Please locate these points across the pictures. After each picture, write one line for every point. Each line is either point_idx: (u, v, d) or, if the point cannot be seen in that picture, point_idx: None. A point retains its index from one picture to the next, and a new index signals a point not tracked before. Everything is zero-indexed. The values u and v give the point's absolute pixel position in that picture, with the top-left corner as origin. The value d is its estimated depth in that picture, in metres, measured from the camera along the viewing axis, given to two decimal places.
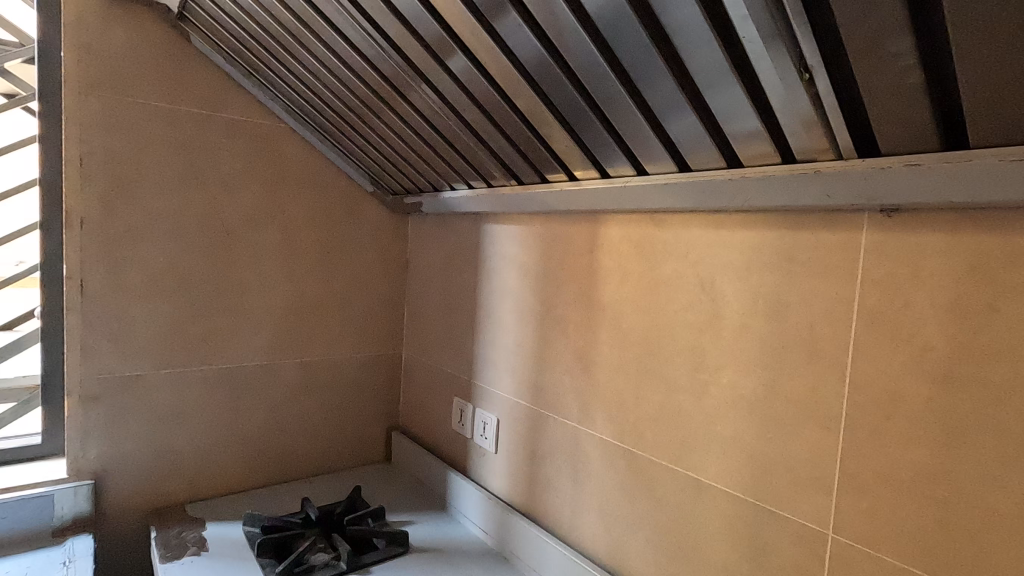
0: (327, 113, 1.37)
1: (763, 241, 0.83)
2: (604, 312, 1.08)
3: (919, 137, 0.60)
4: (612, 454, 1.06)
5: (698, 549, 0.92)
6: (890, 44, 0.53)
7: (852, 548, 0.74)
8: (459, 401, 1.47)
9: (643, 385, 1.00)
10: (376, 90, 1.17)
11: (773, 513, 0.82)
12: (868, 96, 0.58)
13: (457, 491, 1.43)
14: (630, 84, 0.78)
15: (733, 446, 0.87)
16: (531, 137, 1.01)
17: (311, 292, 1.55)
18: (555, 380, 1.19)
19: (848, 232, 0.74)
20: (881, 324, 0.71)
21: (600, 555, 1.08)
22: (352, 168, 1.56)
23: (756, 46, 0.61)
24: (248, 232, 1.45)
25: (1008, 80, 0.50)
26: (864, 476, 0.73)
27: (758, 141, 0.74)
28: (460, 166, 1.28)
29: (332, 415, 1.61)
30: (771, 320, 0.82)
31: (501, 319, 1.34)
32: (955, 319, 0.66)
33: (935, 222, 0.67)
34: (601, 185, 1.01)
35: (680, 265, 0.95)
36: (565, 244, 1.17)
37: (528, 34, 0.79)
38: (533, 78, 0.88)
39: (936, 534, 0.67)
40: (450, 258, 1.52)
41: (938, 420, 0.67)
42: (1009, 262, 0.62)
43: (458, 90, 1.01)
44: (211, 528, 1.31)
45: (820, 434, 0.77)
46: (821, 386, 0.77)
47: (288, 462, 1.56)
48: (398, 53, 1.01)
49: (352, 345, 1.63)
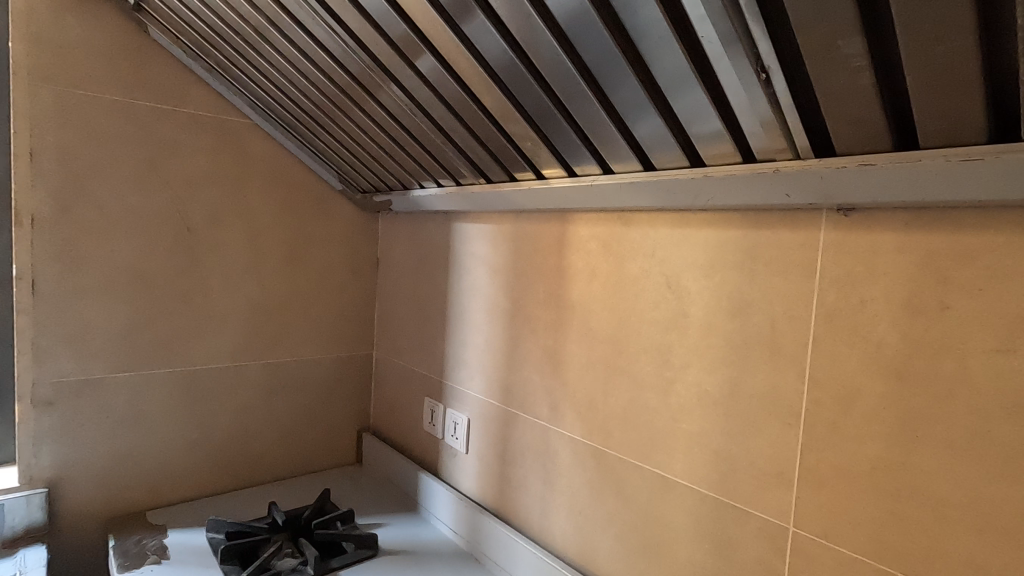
0: (293, 110, 1.35)
1: (726, 240, 0.84)
2: (573, 311, 1.08)
3: (872, 137, 0.61)
4: (581, 453, 1.06)
5: (665, 545, 0.92)
6: (843, 45, 0.54)
7: (812, 542, 0.75)
8: (430, 401, 1.46)
9: (611, 383, 1.01)
10: (344, 88, 1.15)
11: (737, 508, 0.83)
12: (823, 97, 0.59)
13: (428, 493, 1.42)
14: (594, 83, 0.78)
15: (698, 442, 0.88)
16: (499, 137, 1.01)
17: (278, 292, 1.52)
18: (525, 379, 1.18)
19: (808, 231, 0.76)
20: (839, 321, 0.73)
21: (570, 553, 1.08)
22: (319, 166, 1.54)
23: (715, 46, 0.61)
24: (211, 231, 1.41)
25: (955, 80, 0.51)
26: (824, 470, 0.74)
27: (719, 141, 0.75)
28: (430, 164, 1.27)
29: (300, 418, 1.58)
30: (734, 318, 0.83)
31: (471, 318, 1.33)
32: (908, 315, 0.67)
33: (889, 221, 0.69)
34: (568, 184, 1.00)
35: (647, 264, 0.95)
36: (534, 242, 1.17)
37: (494, 34, 0.79)
38: (500, 78, 0.87)
39: (891, 527, 0.68)
40: (421, 256, 1.51)
41: (894, 415, 0.68)
42: (957, 261, 0.64)
43: (427, 90, 1.00)
44: (173, 535, 1.27)
45: (782, 430, 0.78)
46: (782, 382, 0.78)
47: (255, 465, 1.52)
48: (365, 51, 1.00)
49: (321, 345, 1.60)
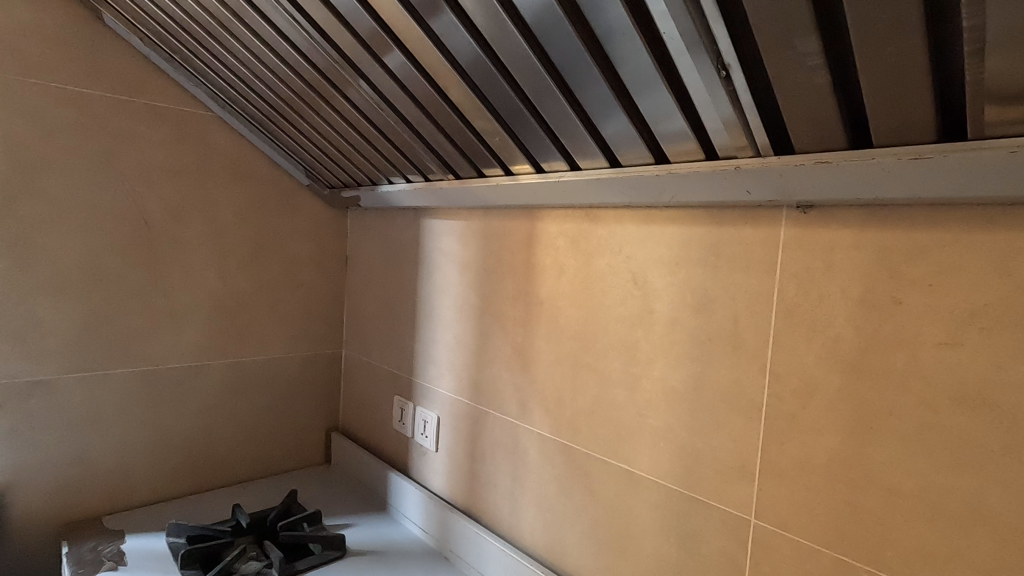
0: (257, 104, 1.31)
1: (690, 236, 0.85)
2: (542, 307, 1.07)
3: (829, 135, 0.62)
4: (550, 450, 1.06)
5: (632, 539, 0.93)
6: (799, 43, 0.54)
7: (771, 533, 0.76)
8: (399, 400, 1.45)
9: (579, 379, 1.01)
10: (311, 83, 1.13)
11: (701, 502, 0.84)
12: (781, 95, 0.60)
13: (398, 492, 1.40)
14: (559, 78, 0.77)
15: (664, 437, 0.89)
16: (468, 134, 1.00)
17: (242, 289, 1.48)
18: (494, 376, 1.18)
19: (769, 227, 0.77)
20: (798, 316, 0.74)
21: (539, 549, 1.09)
22: (285, 160, 1.50)
23: (676, 43, 0.61)
24: (171, 226, 1.36)
25: (906, 79, 0.52)
26: (783, 463, 0.75)
27: (683, 138, 0.75)
28: (398, 160, 1.25)
29: (266, 418, 1.55)
30: (698, 313, 0.84)
31: (441, 315, 1.32)
32: (863, 310, 0.69)
33: (845, 218, 0.70)
34: (535, 180, 1.00)
35: (614, 261, 0.95)
36: (503, 239, 1.16)
37: (462, 31, 0.78)
38: (468, 75, 0.87)
39: (847, 517, 0.70)
40: (390, 253, 1.49)
41: (849, 407, 0.70)
42: (909, 257, 0.65)
43: (395, 86, 0.98)
44: (131, 540, 1.23)
45: (744, 424, 0.79)
46: (744, 376, 0.79)
47: (219, 467, 1.49)
48: (332, 45, 0.98)
49: (288, 344, 1.57)
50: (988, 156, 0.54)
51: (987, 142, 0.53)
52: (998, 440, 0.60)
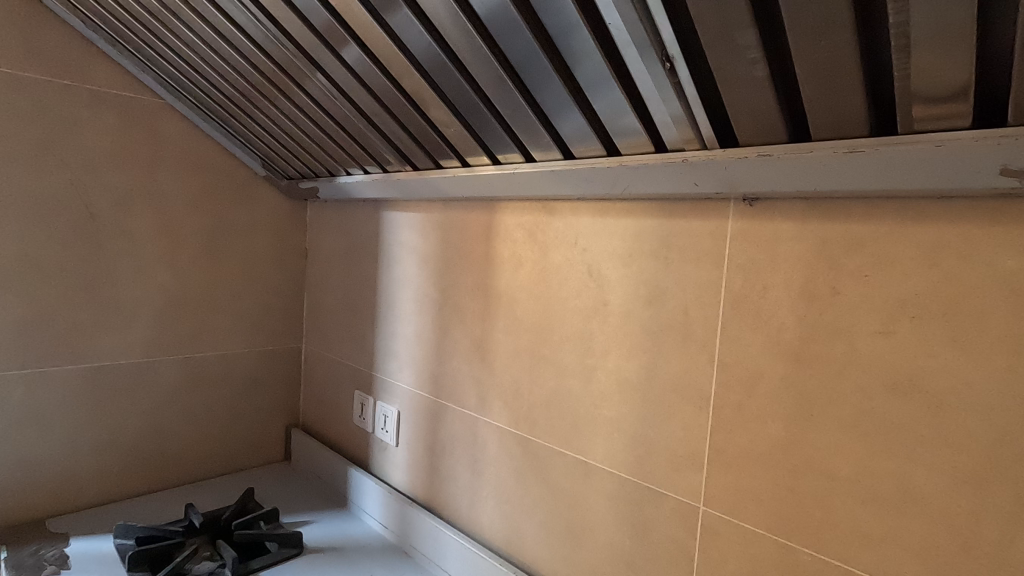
0: (211, 93, 1.27)
1: (643, 228, 0.86)
2: (500, 299, 1.07)
3: (771, 128, 0.63)
4: (508, 443, 1.06)
5: (586, 529, 0.94)
6: (739, 36, 0.55)
7: (719, 519, 0.78)
8: (360, 394, 1.43)
9: (537, 371, 1.01)
10: (267, 75, 1.10)
11: (653, 491, 0.85)
12: (723, 88, 0.60)
13: (358, 488, 1.38)
14: (511, 69, 0.76)
15: (617, 427, 0.89)
16: (426, 127, 0.99)
17: (195, 283, 1.44)
18: (454, 370, 1.17)
19: (717, 219, 0.78)
20: (744, 307, 0.75)
21: (497, 542, 1.09)
22: (241, 150, 1.46)
23: (622, 34, 0.61)
24: (119, 217, 1.31)
25: (838, 73, 0.53)
26: (731, 451, 0.77)
27: (632, 131, 0.75)
28: (357, 152, 1.23)
29: (223, 415, 1.51)
30: (649, 305, 0.85)
31: (401, 308, 1.30)
32: (805, 300, 0.70)
33: (788, 210, 0.72)
34: (492, 172, 0.99)
35: (570, 253, 0.96)
36: (462, 231, 1.15)
37: (416, 24, 0.77)
38: (424, 68, 0.85)
39: (789, 501, 0.72)
40: (350, 246, 1.46)
41: (792, 395, 0.71)
42: (847, 248, 0.67)
43: (352, 79, 0.97)
44: (76, 543, 1.19)
45: (693, 413, 0.80)
46: (694, 367, 0.80)
47: (172, 466, 1.44)
48: (287, 37, 0.95)
49: (244, 339, 1.53)
50: (917, 150, 0.55)
51: (915, 136, 0.55)
52: (926, 424, 0.62)
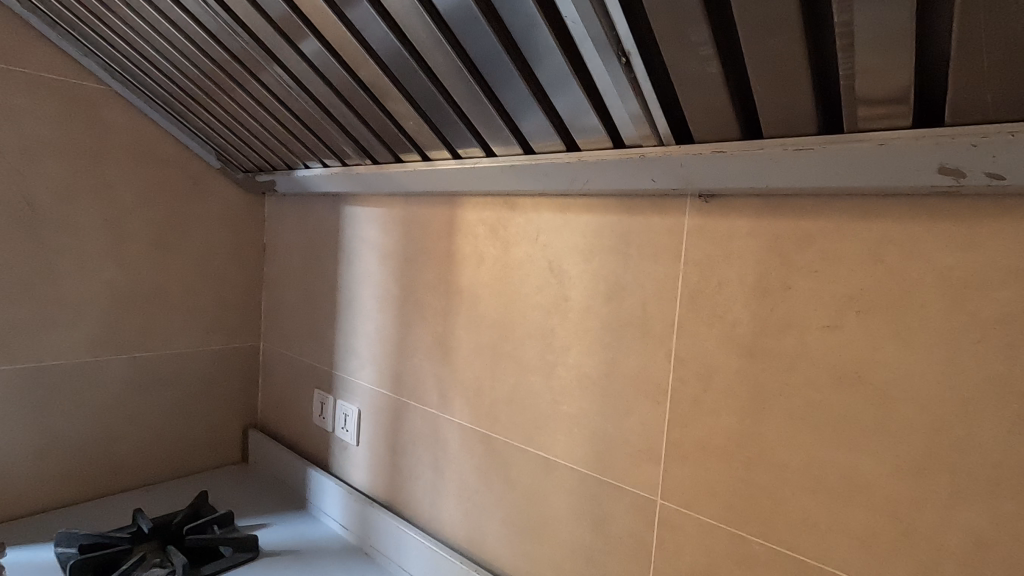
0: (162, 82, 1.22)
1: (603, 224, 0.86)
2: (462, 295, 1.06)
3: (725, 125, 0.64)
4: (469, 440, 1.05)
5: (547, 525, 0.94)
6: (692, 33, 0.55)
7: (675, 512, 0.79)
8: (320, 393, 1.39)
9: (498, 368, 1.00)
10: (222, 65, 1.06)
11: (612, 485, 0.86)
12: (679, 84, 0.61)
13: (318, 489, 1.35)
14: (470, 63, 0.75)
15: (578, 422, 0.90)
16: (387, 121, 0.97)
17: (145, 279, 1.38)
18: (416, 367, 1.16)
19: (674, 215, 0.79)
20: (699, 302, 0.76)
21: (459, 539, 1.08)
22: (194, 142, 1.40)
23: (578, 27, 0.61)
24: (61, 209, 1.25)
25: (787, 71, 0.54)
26: (687, 444, 0.78)
27: (591, 126, 0.75)
28: (315, 145, 1.19)
29: (175, 417, 1.46)
30: (609, 300, 0.85)
31: (362, 304, 1.28)
32: (758, 295, 0.72)
33: (742, 207, 0.73)
34: (452, 166, 0.97)
35: (531, 248, 0.95)
36: (424, 226, 1.13)
37: (375, 17, 0.75)
38: (383, 62, 0.84)
39: (742, 493, 0.73)
40: (309, 242, 1.43)
41: (745, 389, 0.73)
42: (798, 244, 0.68)
43: (310, 72, 0.94)
44: (14, 553, 1.12)
45: (651, 408, 0.81)
46: (651, 362, 0.81)
47: (121, 470, 1.39)
48: (242, 27, 0.92)
49: (198, 337, 1.48)
50: (862, 148, 0.56)
51: (860, 134, 0.56)
52: (870, 415, 0.64)
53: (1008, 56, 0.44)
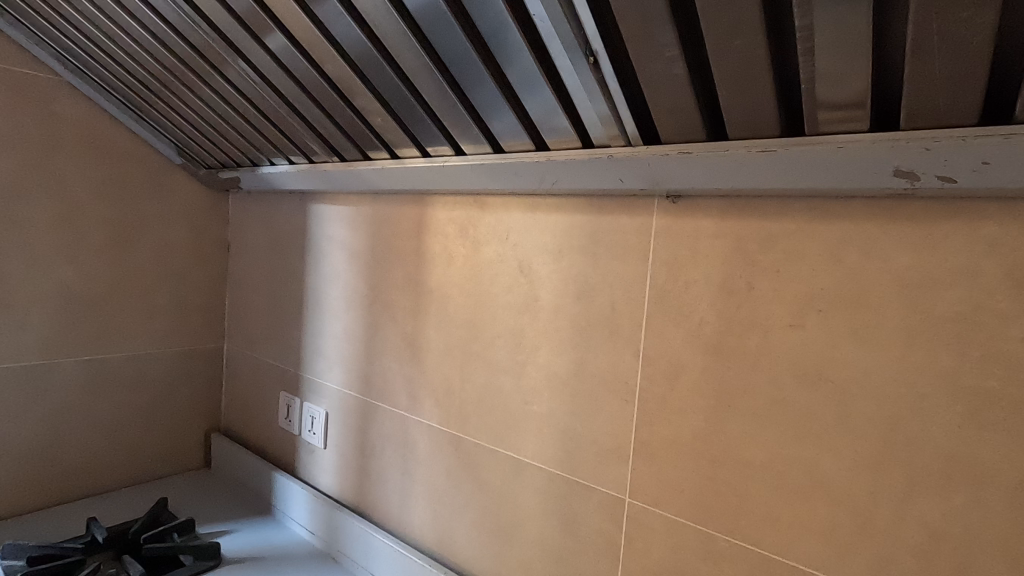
0: (120, 75, 1.17)
1: (572, 224, 0.86)
2: (432, 295, 1.05)
3: (691, 127, 0.65)
4: (439, 441, 1.04)
5: (516, 525, 0.93)
6: (659, 34, 0.55)
7: (643, 510, 0.79)
8: (286, 396, 1.36)
9: (467, 368, 1.00)
10: (183, 59, 1.03)
11: (581, 485, 0.86)
12: (646, 85, 0.61)
13: (283, 493, 1.32)
14: (438, 61, 0.74)
15: (547, 422, 0.89)
16: (355, 119, 0.95)
17: (100, 279, 1.33)
18: (384, 368, 1.14)
19: (642, 216, 0.79)
20: (667, 302, 0.77)
21: (428, 542, 1.06)
22: (154, 137, 1.35)
23: (546, 26, 0.60)
24: (8, 205, 1.19)
25: (751, 73, 0.55)
26: (655, 443, 0.78)
27: (559, 126, 0.75)
28: (281, 142, 1.17)
29: (133, 421, 1.41)
30: (578, 300, 0.85)
31: (329, 304, 1.25)
32: (723, 295, 0.72)
33: (708, 207, 0.74)
34: (421, 165, 0.96)
35: (501, 248, 0.95)
36: (393, 225, 1.12)
37: (342, 12, 0.73)
38: (351, 58, 0.82)
39: (708, 490, 0.74)
40: (275, 240, 1.39)
41: (711, 387, 0.73)
42: (762, 244, 0.70)
43: (275, 67, 0.92)
44: None
45: (620, 407, 0.82)
46: (620, 362, 0.81)
47: (74, 477, 1.33)
48: (204, 20, 0.89)
49: (157, 339, 1.43)
50: (822, 151, 0.58)
51: (820, 137, 0.58)
52: (831, 412, 0.65)
53: (959, 61, 0.46)
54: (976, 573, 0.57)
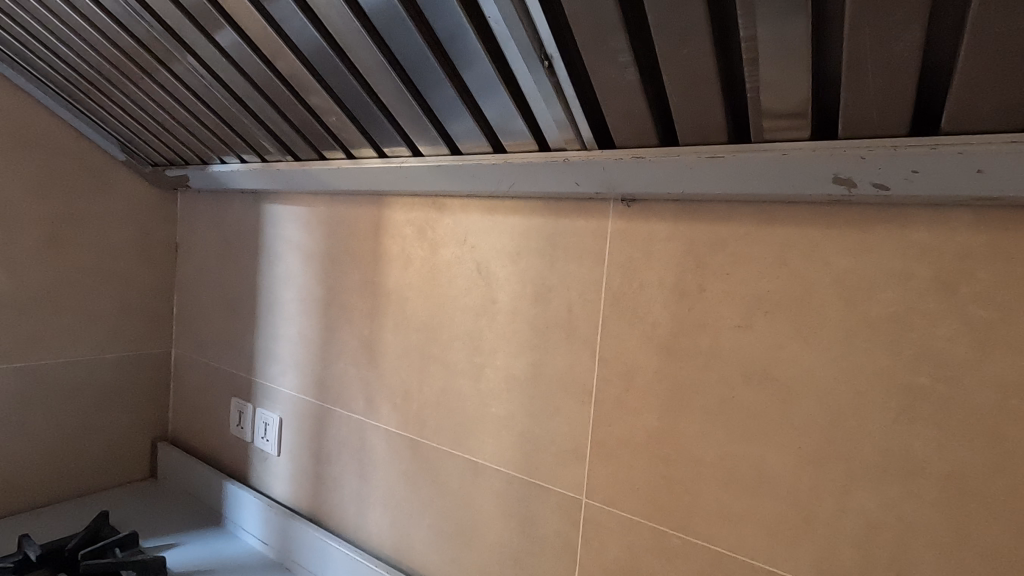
0: (58, 68, 1.12)
1: (530, 226, 0.86)
2: (390, 298, 1.03)
3: (644, 132, 0.66)
4: (396, 446, 1.03)
5: (474, 529, 0.93)
6: (611, 40, 0.56)
7: (599, 509, 0.80)
8: (238, 402, 1.32)
9: (425, 371, 0.99)
10: (128, 53, 0.98)
11: (539, 486, 0.86)
12: (600, 90, 0.62)
13: (235, 503, 1.28)
14: (394, 61, 0.73)
15: (505, 425, 0.89)
16: (309, 118, 0.93)
17: (34, 281, 1.25)
18: (341, 372, 1.11)
19: (598, 219, 0.80)
20: (622, 304, 0.78)
21: (385, 549, 1.05)
22: (95, 132, 1.29)
23: (502, 28, 0.61)
24: None
25: (700, 82, 0.56)
26: (610, 443, 0.79)
27: (516, 129, 0.75)
28: (232, 140, 1.13)
29: (71, 431, 1.33)
30: (536, 302, 0.86)
31: (283, 307, 1.22)
32: (676, 297, 0.74)
33: (662, 211, 0.75)
34: (378, 165, 0.94)
35: (459, 250, 0.94)
36: (349, 226, 1.10)
37: (295, 9, 0.72)
38: (305, 56, 0.80)
39: (662, 488, 0.75)
40: (226, 241, 1.35)
41: (665, 387, 0.75)
42: (712, 248, 0.71)
43: (227, 64, 0.89)
44: None
45: (577, 408, 0.82)
46: (577, 363, 0.82)
47: (4, 492, 1.25)
48: (151, 14, 0.86)
49: (98, 344, 1.36)
50: (766, 157, 0.60)
51: (765, 144, 0.60)
52: (777, 410, 0.67)
53: (891, 76, 0.48)
54: (909, 561, 0.60)
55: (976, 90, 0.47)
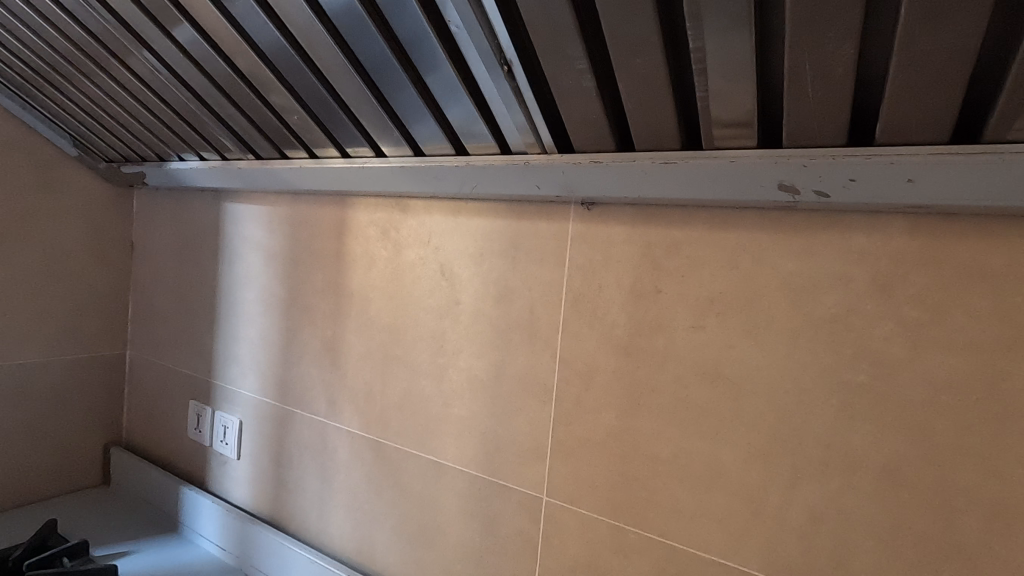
0: (5, 58, 1.07)
1: (493, 228, 0.87)
2: (353, 298, 1.03)
3: (601, 137, 0.67)
4: (359, 447, 1.02)
5: (437, 530, 0.93)
6: (569, 48, 0.58)
7: (559, 506, 0.82)
8: (196, 405, 1.28)
9: (388, 373, 0.98)
10: (81, 46, 0.96)
11: (501, 486, 0.87)
12: (558, 95, 0.63)
13: (192, 509, 1.24)
14: (356, 62, 0.73)
15: (468, 425, 0.90)
16: (270, 116, 0.91)
17: None
18: (303, 373, 1.10)
19: (559, 221, 0.82)
20: (582, 305, 0.80)
21: (348, 552, 1.04)
22: (46, 126, 1.24)
23: (462, 32, 0.61)
24: None
25: (653, 90, 0.58)
26: (570, 441, 0.81)
27: (477, 132, 0.76)
28: (192, 138, 1.10)
29: (16, 436, 1.28)
30: (498, 303, 0.87)
31: (243, 308, 1.20)
32: (634, 298, 0.76)
33: (620, 215, 0.77)
34: (341, 165, 0.94)
35: (423, 251, 0.94)
36: (312, 227, 1.09)
37: (254, 6, 0.71)
38: (266, 55, 0.79)
39: (620, 485, 0.77)
40: (184, 240, 1.31)
41: (623, 387, 0.77)
42: (668, 250, 0.74)
43: (184, 61, 0.87)
44: None
45: (538, 407, 0.83)
46: (538, 363, 0.83)
47: None
48: (105, 7, 0.84)
49: (46, 345, 1.31)
50: (716, 164, 0.62)
51: (715, 152, 0.62)
52: (728, 408, 0.70)
53: (828, 88, 0.51)
54: (849, 551, 0.63)
55: (905, 102, 0.49)
